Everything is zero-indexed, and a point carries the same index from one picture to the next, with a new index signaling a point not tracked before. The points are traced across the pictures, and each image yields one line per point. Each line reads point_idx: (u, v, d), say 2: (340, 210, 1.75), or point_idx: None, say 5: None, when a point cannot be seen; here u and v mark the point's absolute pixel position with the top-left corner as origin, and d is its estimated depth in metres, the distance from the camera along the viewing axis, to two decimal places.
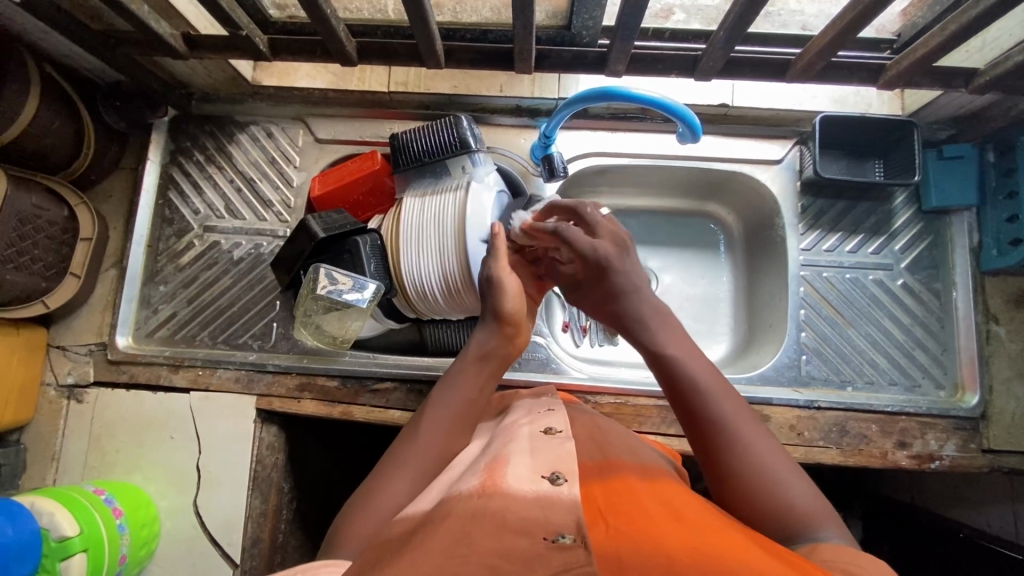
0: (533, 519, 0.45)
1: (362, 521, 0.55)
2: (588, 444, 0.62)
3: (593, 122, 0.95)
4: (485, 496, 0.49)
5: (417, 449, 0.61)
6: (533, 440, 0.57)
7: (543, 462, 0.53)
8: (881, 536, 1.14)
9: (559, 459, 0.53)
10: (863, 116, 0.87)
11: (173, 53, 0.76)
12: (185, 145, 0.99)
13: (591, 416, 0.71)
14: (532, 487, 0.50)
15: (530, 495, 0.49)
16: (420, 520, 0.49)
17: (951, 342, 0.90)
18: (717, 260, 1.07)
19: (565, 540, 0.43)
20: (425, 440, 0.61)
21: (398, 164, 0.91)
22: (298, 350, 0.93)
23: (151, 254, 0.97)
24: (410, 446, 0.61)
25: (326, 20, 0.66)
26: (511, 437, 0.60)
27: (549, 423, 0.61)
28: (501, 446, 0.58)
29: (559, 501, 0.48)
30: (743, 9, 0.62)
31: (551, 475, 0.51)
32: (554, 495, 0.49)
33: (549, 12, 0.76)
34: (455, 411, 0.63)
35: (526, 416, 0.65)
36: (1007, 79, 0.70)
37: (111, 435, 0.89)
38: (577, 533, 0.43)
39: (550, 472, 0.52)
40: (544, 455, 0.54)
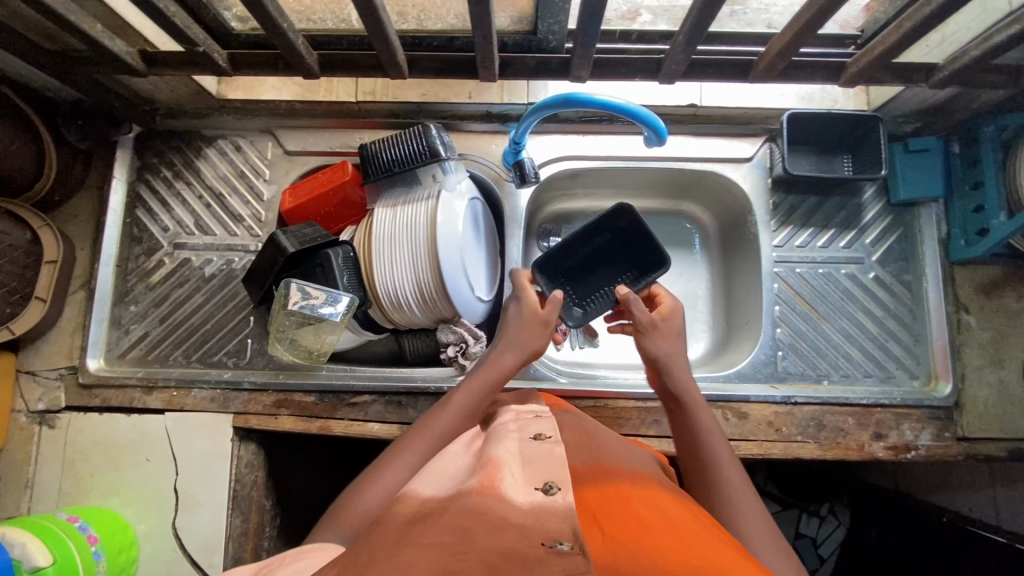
0: (528, 524, 0.42)
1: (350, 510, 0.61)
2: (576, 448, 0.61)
3: (563, 126, 0.96)
4: (478, 496, 0.46)
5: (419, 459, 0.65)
6: (522, 445, 0.55)
7: (534, 472, 0.50)
8: (868, 520, 1.16)
9: (551, 467, 0.50)
10: (829, 112, 0.87)
11: (132, 70, 0.74)
12: (152, 162, 0.98)
13: (583, 423, 0.69)
14: (527, 496, 0.46)
15: (525, 504, 0.45)
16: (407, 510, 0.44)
17: (923, 332, 0.91)
18: (694, 260, 1.08)
19: (563, 545, 0.40)
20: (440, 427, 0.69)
21: (367, 175, 0.89)
22: (273, 366, 0.91)
23: (120, 274, 0.95)
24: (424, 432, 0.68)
25: (284, 34, 0.65)
26: (498, 440, 0.57)
27: (539, 431, 0.58)
28: (491, 447, 0.55)
29: (556, 509, 0.44)
30: (700, 12, 0.62)
31: (545, 484, 0.48)
32: (551, 504, 0.46)
33: (515, 18, 0.78)
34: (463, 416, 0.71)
35: (513, 420, 0.63)
36: (965, 73, 0.71)
37: (85, 460, 0.88)
38: (574, 538, 0.41)
39: (543, 483, 0.48)
40: (538, 464, 0.51)
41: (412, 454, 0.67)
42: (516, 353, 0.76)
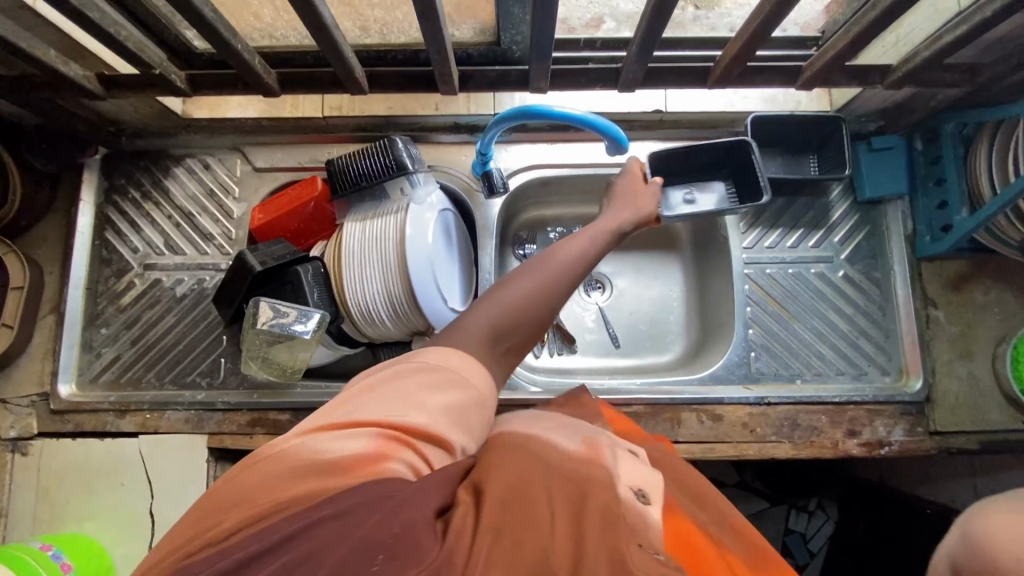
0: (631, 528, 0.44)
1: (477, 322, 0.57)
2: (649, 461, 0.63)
3: (532, 135, 0.96)
4: (576, 480, 0.48)
5: (546, 279, 0.62)
6: (623, 451, 0.57)
7: (634, 474, 0.52)
8: (857, 513, 1.17)
9: (647, 477, 0.52)
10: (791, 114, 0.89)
11: (90, 94, 0.74)
12: (120, 183, 0.97)
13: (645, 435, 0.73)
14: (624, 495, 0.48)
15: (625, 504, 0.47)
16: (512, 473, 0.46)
17: (894, 329, 0.92)
18: (668, 264, 1.08)
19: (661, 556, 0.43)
20: (565, 256, 0.65)
21: (336, 189, 0.89)
22: (248, 385, 0.91)
23: (90, 297, 0.94)
24: (545, 261, 0.64)
25: (237, 55, 0.65)
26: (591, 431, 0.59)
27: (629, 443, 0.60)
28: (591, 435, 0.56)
29: (649, 520, 0.47)
30: (650, 22, 0.62)
31: (636, 489, 0.50)
32: (645, 513, 0.47)
33: (478, 30, 0.78)
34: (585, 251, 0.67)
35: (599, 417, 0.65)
36: (919, 73, 0.72)
37: (59, 487, 0.87)
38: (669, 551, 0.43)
39: (636, 488, 0.50)
40: (638, 469, 0.53)
41: (541, 276, 0.62)
42: (632, 212, 0.77)
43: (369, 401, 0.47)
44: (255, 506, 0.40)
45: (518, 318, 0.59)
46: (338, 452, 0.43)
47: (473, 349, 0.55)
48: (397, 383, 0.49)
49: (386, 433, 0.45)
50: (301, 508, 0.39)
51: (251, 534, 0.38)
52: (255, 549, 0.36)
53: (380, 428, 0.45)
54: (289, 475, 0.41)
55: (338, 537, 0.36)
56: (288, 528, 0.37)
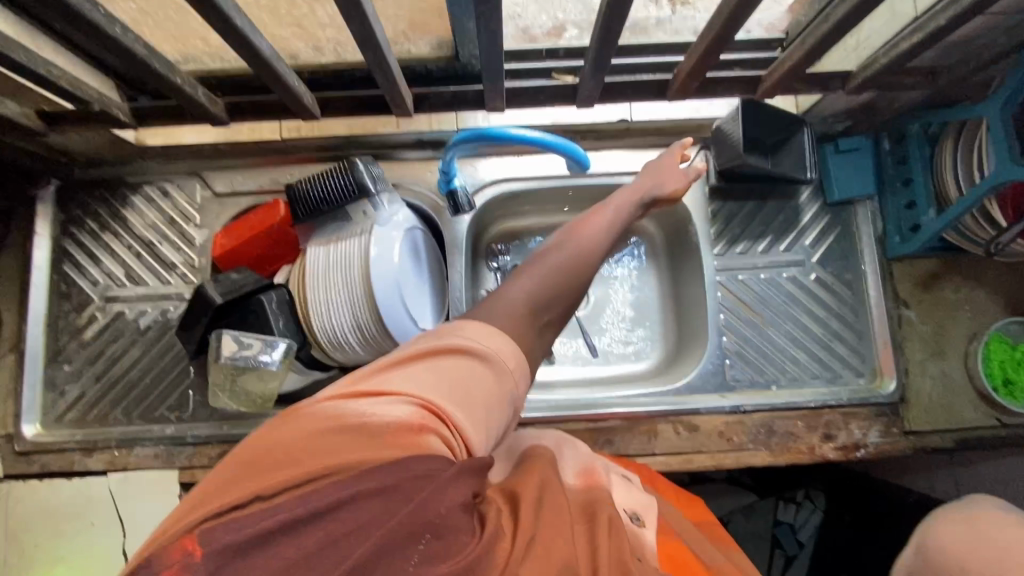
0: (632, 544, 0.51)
1: (511, 300, 0.59)
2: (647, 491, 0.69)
3: (498, 149, 0.95)
4: (590, 493, 0.55)
5: (574, 260, 0.66)
6: (620, 478, 0.64)
7: (629, 498, 0.59)
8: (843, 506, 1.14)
9: (641, 504, 0.59)
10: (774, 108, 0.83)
11: (32, 131, 0.72)
12: (76, 214, 0.94)
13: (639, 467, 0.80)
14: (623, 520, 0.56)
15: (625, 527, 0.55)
16: (538, 477, 0.53)
17: (866, 331, 0.92)
18: (643, 271, 1.07)
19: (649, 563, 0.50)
20: (588, 231, 0.70)
21: (296, 215, 0.87)
22: (218, 417, 0.89)
23: (51, 333, 0.92)
24: (572, 237, 0.68)
25: (178, 88, 0.63)
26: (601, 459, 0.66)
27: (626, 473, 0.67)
28: (597, 461, 0.64)
29: (642, 541, 0.54)
30: (601, 42, 0.61)
31: (631, 513, 0.57)
32: (639, 535, 0.55)
33: (435, 44, 0.75)
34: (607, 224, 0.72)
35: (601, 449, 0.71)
36: (879, 78, 0.71)
37: (28, 530, 0.85)
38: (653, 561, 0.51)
39: (631, 511, 0.58)
40: (630, 494, 0.60)
41: (570, 255, 0.66)
42: (658, 186, 0.78)
43: (415, 373, 0.48)
44: (294, 465, 0.40)
45: (551, 295, 0.62)
46: (383, 420, 0.43)
47: (507, 324, 0.56)
48: (439, 359, 0.49)
49: (428, 402, 0.46)
50: (345, 477, 0.39)
51: (295, 497, 0.38)
52: (302, 515, 0.37)
53: (423, 398, 0.46)
54: (328, 438, 0.41)
55: (382, 513, 0.38)
56: (333, 498, 0.38)
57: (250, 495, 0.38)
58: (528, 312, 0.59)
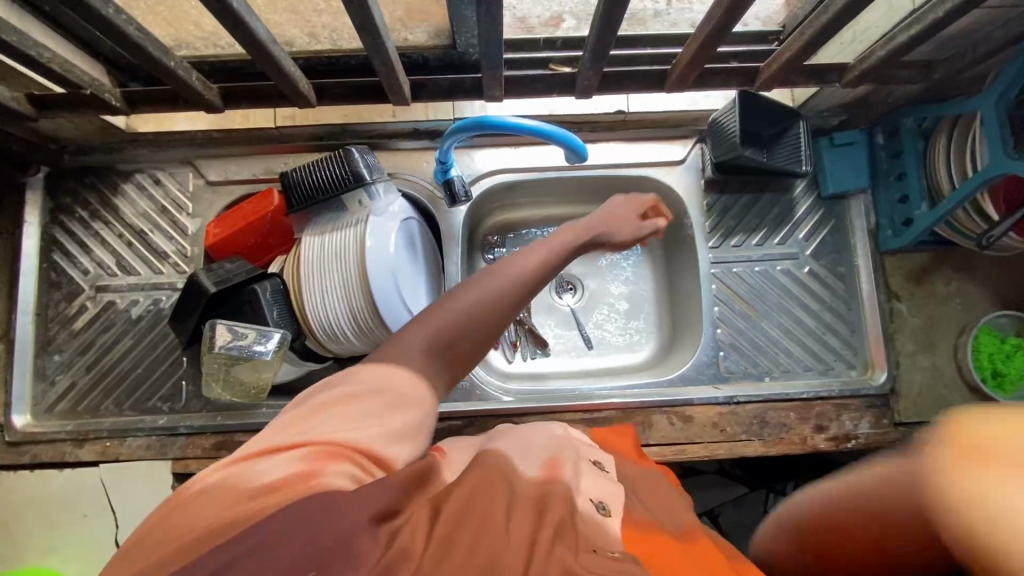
0: (587, 533, 0.45)
1: (431, 329, 0.55)
2: (636, 482, 0.61)
3: (494, 139, 0.95)
4: (546, 487, 0.49)
5: (506, 290, 0.58)
6: (589, 466, 0.57)
7: (596, 486, 0.53)
8: None
9: (611, 492, 0.53)
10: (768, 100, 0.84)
11: (20, 116, 0.70)
12: (66, 202, 0.93)
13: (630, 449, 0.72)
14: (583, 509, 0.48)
15: (584, 514, 0.47)
16: (476, 478, 0.47)
17: (859, 323, 0.93)
18: (639, 263, 1.07)
19: (615, 555, 0.43)
20: (530, 257, 0.62)
21: (292, 203, 0.86)
22: (212, 407, 0.89)
23: (41, 323, 0.91)
24: (502, 266, 0.61)
25: (171, 73, 0.62)
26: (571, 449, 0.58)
27: (598, 461, 0.60)
28: (560, 452, 0.57)
29: (607, 531, 0.47)
30: (601, 30, 0.61)
31: (597, 502, 0.50)
32: (602, 524, 0.48)
33: (431, 32, 0.76)
34: (543, 258, 0.63)
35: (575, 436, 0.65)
36: (875, 71, 0.71)
37: (19, 521, 0.84)
38: (625, 552, 0.44)
39: (598, 499, 0.51)
40: (599, 482, 0.53)
41: (500, 283, 0.58)
42: (607, 227, 0.72)
43: (310, 424, 0.45)
44: (172, 543, 0.38)
45: (465, 329, 0.56)
46: (262, 480, 0.40)
47: (413, 362, 0.52)
48: (335, 409, 0.47)
49: (315, 453, 0.43)
50: (223, 542, 0.36)
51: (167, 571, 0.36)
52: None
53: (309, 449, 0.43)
54: (213, 510, 0.39)
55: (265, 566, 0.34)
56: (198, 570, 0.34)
57: (166, 561, 0.37)
58: (447, 341, 0.55)
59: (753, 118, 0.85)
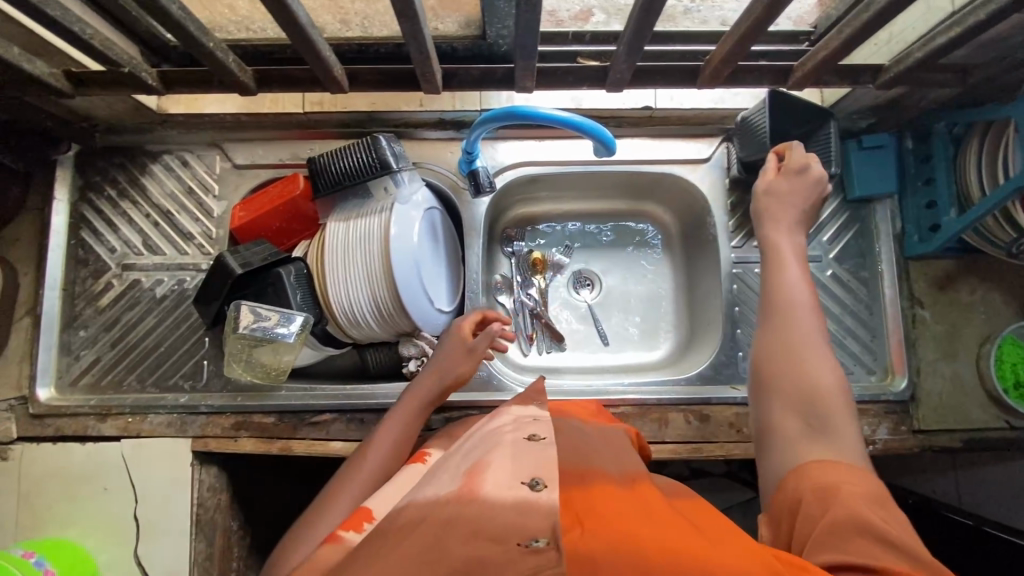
0: (508, 523, 0.45)
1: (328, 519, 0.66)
2: (570, 453, 0.63)
3: (519, 131, 0.94)
4: (463, 501, 0.48)
5: (365, 479, 0.70)
6: (517, 446, 0.57)
7: (523, 467, 0.53)
8: None
9: (539, 466, 0.53)
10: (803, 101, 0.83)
11: (57, 92, 0.71)
12: (95, 180, 0.94)
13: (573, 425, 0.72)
14: (511, 492, 0.49)
15: (510, 499, 0.48)
16: (391, 525, 0.47)
17: (880, 328, 0.92)
18: (657, 261, 1.08)
19: (538, 543, 0.43)
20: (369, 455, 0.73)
21: (318, 188, 0.87)
22: (231, 388, 0.90)
23: (67, 298, 0.92)
24: (357, 472, 0.72)
25: (210, 54, 0.63)
26: (495, 441, 0.59)
27: (534, 431, 0.61)
28: (485, 449, 0.58)
29: (539, 505, 0.48)
30: (639, 22, 0.60)
31: (530, 480, 0.51)
32: (536, 500, 0.48)
33: (462, 23, 0.77)
34: (390, 439, 0.75)
35: (511, 420, 0.65)
36: (912, 73, 0.70)
37: (41, 492, 0.86)
38: (551, 536, 0.43)
39: (530, 478, 0.51)
40: (526, 461, 0.54)
41: (360, 480, 0.70)
42: (435, 378, 0.80)
43: None
44: None
45: None
46: None
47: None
48: None
49: None
50: None
51: None
52: None
53: None
54: None
55: None
56: None
57: None
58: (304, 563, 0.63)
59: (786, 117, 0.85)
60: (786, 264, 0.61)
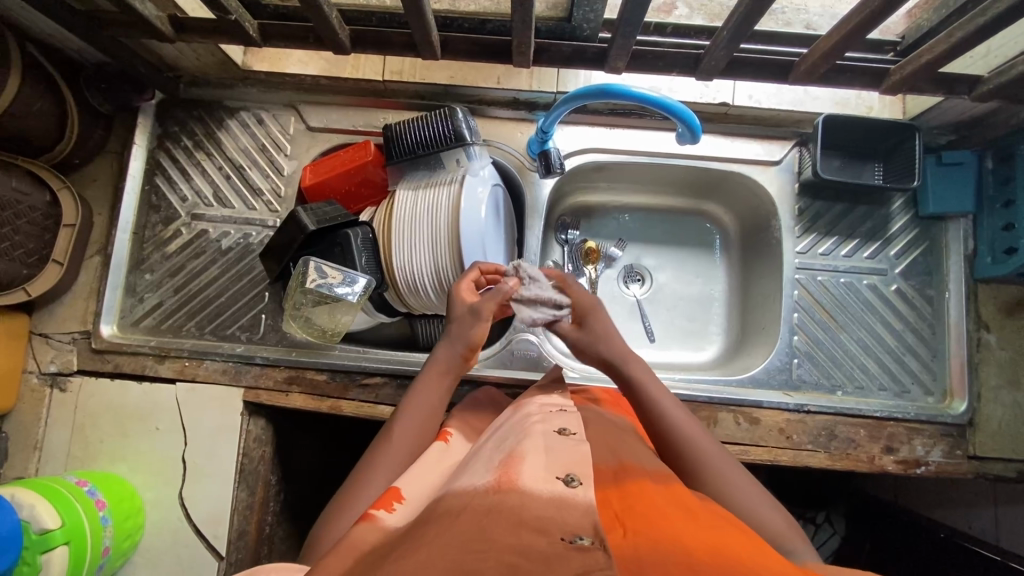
0: (549, 518, 0.41)
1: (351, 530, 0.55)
2: (602, 447, 0.59)
3: (591, 117, 0.94)
4: (500, 496, 0.45)
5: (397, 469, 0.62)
6: (547, 438, 0.54)
7: (556, 462, 0.49)
8: (862, 533, 1.12)
9: (571, 460, 0.50)
10: (864, 118, 0.86)
11: (160, 36, 0.73)
12: (173, 130, 0.97)
13: (603, 420, 0.68)
14: (546, 488, 0.45)
15: (545, 495, 0.44)
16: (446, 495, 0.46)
17: (942, 348, 0.90)
18: (713, 260, 1.07)
19: (584, 541, 0.38)
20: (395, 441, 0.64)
21: (391, 155, 0.89)
22: (286, 343, 0.91)
23: (137, 241, 0.95)
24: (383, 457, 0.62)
25: (318, 7, 0.64)
26: (523, 433, 0.55)
27: (562, 424, 0.57)
28: (514, 442, 0.54)
29: (575, 503, 0.44)
30: (748, 9, 0.61)
31: (565, 476, 0.47)
32: (573, 498, 0.45)
33: (549, 4, 0.74)
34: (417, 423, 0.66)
35: (537, 412, 0.61)
36: (1013, 86, 0.69)
37: (95, 425, 0.88)
38: (595, 535, 0.39)
39: (564, 473, 0.48)
40: (559, 456, 0.50)
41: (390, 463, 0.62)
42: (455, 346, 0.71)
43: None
44: None
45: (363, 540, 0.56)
46: None
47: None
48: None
49: None
50: None
51: None
52: None
53: None
54: None
55: None
56: None
57: None
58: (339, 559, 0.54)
59: (858, 127, 0.88)
60: (684, 418, 0.65)
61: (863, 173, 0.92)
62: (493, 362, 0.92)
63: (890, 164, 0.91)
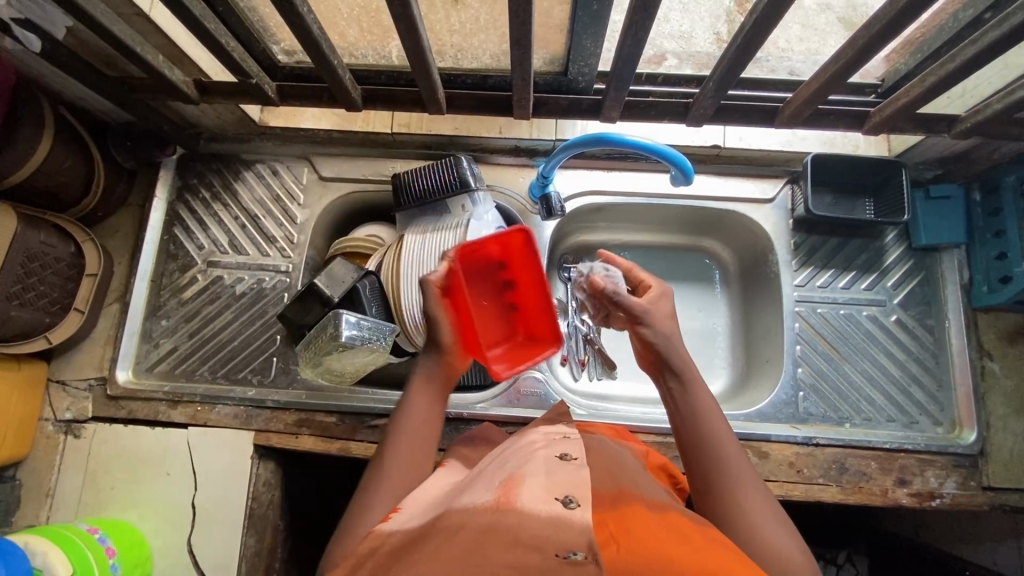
0: (546, 535, 0.42)
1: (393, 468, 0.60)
2: (601, 471, 0.57)
3: (589, 162, 0.98)
4: (499, 511, 0.46)
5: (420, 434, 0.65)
6: (548, 463, 0.53)
7: (556, 482, 0.49)
8: None
9: (572, 480, 0.49)
10: (853, 156, 0.90)
11: (185, 98, 0.79)
12: (192, 182, 1.02)
13: (603, 447, 0.66)
14: (545, 506, 0.45)
15: (543, 513, 0.45)
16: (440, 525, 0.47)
17: (947, 378, 0.91)
18: (714, 296, 1.09)
19: (576, 556, 0.40)
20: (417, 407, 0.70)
21: (400, 203, 0.94)
22: (299, 386, 0.93)
23: (155, 289, 0.98)
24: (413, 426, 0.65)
25: (333, 70, 0.70)
26: (523, 456, 0.56)
27: (564, 449, 0.57)
28: (516, 464, 0.54)
29: (573, 522, 0.44)
30: (733, 60, 0.65)
31: (563, 495, 0.47)
32: (568, 518, 0.44)
33: (547, 59, 0.80)
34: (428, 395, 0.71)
35: (538, 439, 0.61)
36: (988, 125, 0.72)
37: (107, 471, 0.89)
38: (589, 550, 0.40)
39: (563, 493, 0.47)
40: (559, 476, 0.50)
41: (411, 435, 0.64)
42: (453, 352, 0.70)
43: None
44: None
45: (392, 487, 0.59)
46: None
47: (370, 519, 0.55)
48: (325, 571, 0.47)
49: None
50: None
51: None
52: None
53: None
54: None
55: None
56: None
57: None
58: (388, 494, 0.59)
59: (847, 165, 0.91)
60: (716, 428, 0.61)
61: (854, 208, 0.95)
62: (500, 401, 0.93)
63: (877, 198, 0.94)
